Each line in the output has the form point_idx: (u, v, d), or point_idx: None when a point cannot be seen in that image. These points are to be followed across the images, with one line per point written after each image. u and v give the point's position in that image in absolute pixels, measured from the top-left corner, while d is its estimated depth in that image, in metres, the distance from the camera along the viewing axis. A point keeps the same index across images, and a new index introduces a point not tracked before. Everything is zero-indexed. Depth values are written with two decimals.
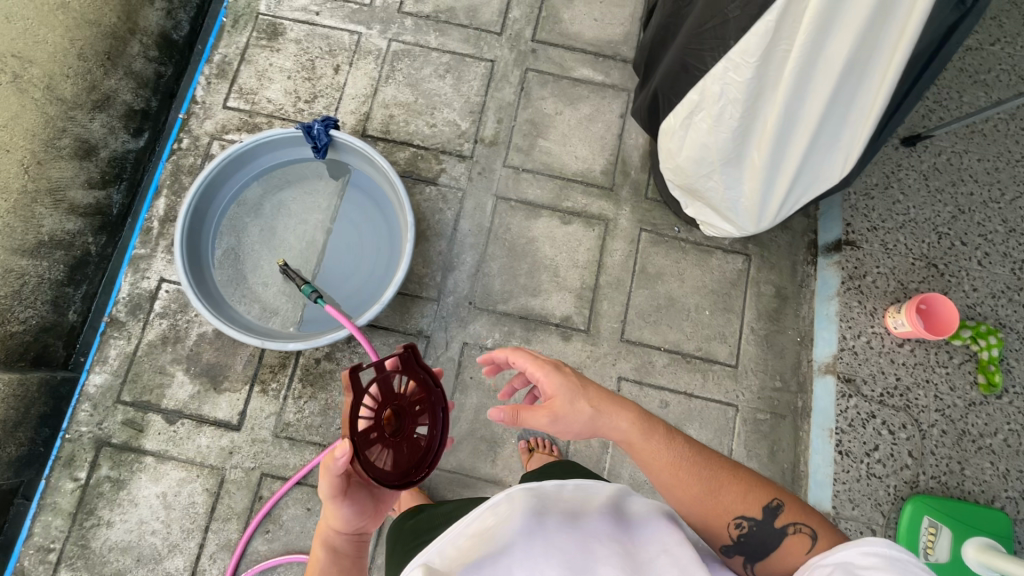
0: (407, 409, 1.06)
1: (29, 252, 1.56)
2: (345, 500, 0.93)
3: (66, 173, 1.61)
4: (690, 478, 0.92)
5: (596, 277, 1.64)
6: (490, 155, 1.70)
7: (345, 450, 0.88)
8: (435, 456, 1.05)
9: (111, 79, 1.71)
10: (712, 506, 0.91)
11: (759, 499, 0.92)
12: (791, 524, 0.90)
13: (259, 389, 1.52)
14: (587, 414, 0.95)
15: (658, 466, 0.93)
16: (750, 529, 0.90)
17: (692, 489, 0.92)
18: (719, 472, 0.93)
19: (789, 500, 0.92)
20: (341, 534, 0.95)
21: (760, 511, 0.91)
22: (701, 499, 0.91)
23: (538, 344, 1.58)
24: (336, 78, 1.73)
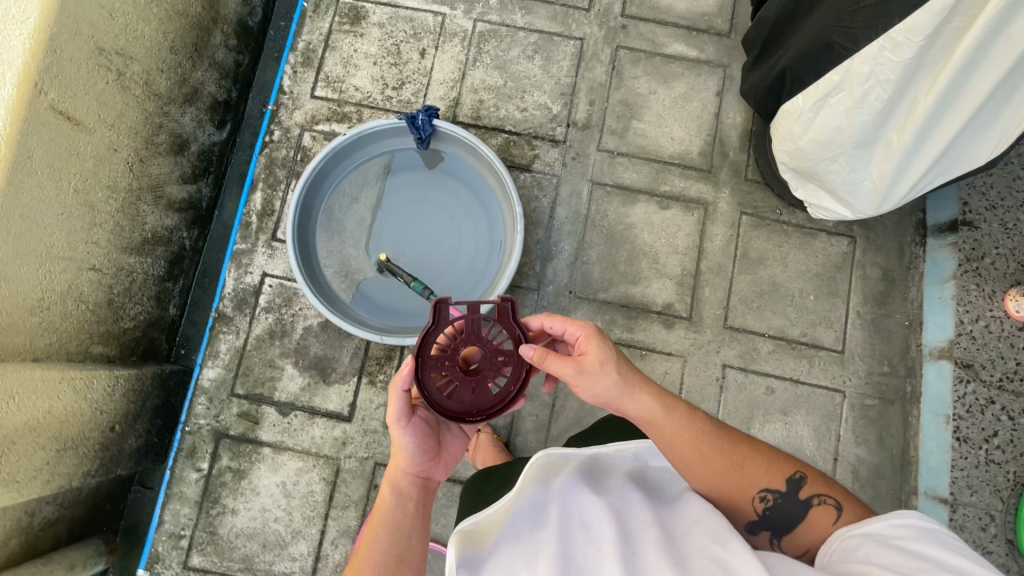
0: (487, 354, 1.09)
1: (136, 250, 1.56)
2: (410, 428, 1.01)
3: (163, 169, 1.61)
4: (713, 449, 0.94)
5: (698, 263, 1.60)
6: (584, 139, 1.66)
7: (409, 364, 1.00)
8: (500, 408, 1.09)
9: (199, 72, 1.68)
10: (734, 478, 0.93)
11: (780, 472, 0.95)
12: (815, 496, 0.93)
13: (367, 381, 1.54)
14: (610, 375, 0.96)
15: (681, 435, 0.94)
16: (775, 503, 0.94)
17: (715, 460, 0.93)
18: (742, 445, 0.96)
19: (809, 474, 0.96)
20: (405, 470, 1.00)
21: (784, 485, 0.94)
22: (727, 471, 0.93)
23: (641, 332, 1.57)
24: (423, 63, 1.69)
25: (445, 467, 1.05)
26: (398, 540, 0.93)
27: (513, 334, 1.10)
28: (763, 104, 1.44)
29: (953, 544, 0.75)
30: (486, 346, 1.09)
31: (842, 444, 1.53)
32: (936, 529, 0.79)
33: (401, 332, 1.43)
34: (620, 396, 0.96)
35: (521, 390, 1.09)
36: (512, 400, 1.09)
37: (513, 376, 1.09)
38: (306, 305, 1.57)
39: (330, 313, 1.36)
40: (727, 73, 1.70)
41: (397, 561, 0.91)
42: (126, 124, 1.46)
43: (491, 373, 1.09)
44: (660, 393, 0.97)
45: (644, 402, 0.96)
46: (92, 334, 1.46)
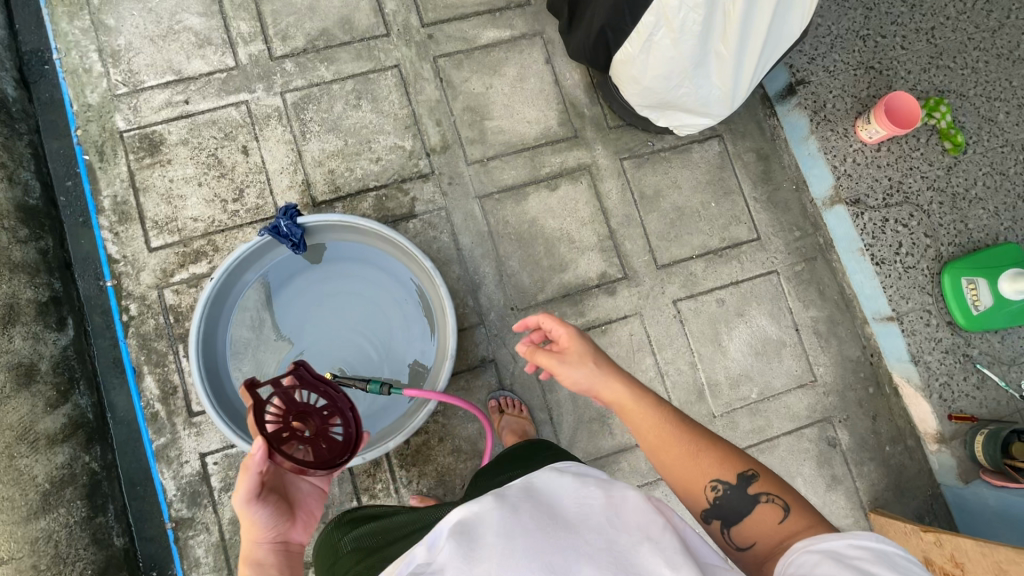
0: (314, 415, 1.09)
1: (41, 509, 1.33)
2: (263, 501, 0.93)
3: (23, 409, 1.36)
4: (670, 436, 0.92)
5: (608, 224, 1.63)
6: (449, 161, 1.60)
7: (261, 444, 0.92)
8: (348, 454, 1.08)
9: (2, 285, 1.42)
10: (686, 463, 0.91)
11: (737, 466, 0.90)
12: (763, 491, 0.88)
13: (369, 497, 1.44)
14: (584, 366, 0.98)
15: (646, 420, 0.94)
16: (725, 494, 0.89)
17: (673, 447, 0.92)
18: (706, 439, 0.93)
19: (765, 474, 0.90)
20: (264, 547, 0.92)
21: (735, 478, 0.89)
22: (685, 456, 0.91)
23: (592, 311, 1.58)
24: (251, 160, 1.53)
25: (308, 528, 0.99)
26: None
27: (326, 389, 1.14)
28: (594, 59, 1.46)
29: (911, 570, 0.67)
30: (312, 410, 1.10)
31: (797, 314, 1.66)
32: (893, 551, 0.70)
33: (378, 440, 1.31)
34: (595, 384, 0.98)
35: (359, 429, 1.11)
36: (353, 445, 1.09)
37: (344, 420, 1.11)
38: None
39: None
40: (545, 39, 1.70)
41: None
42: None
43: (326, 428, 1.09)
44: (634, 384, 0.97)
45: (619, 388, 0.97)
46: None
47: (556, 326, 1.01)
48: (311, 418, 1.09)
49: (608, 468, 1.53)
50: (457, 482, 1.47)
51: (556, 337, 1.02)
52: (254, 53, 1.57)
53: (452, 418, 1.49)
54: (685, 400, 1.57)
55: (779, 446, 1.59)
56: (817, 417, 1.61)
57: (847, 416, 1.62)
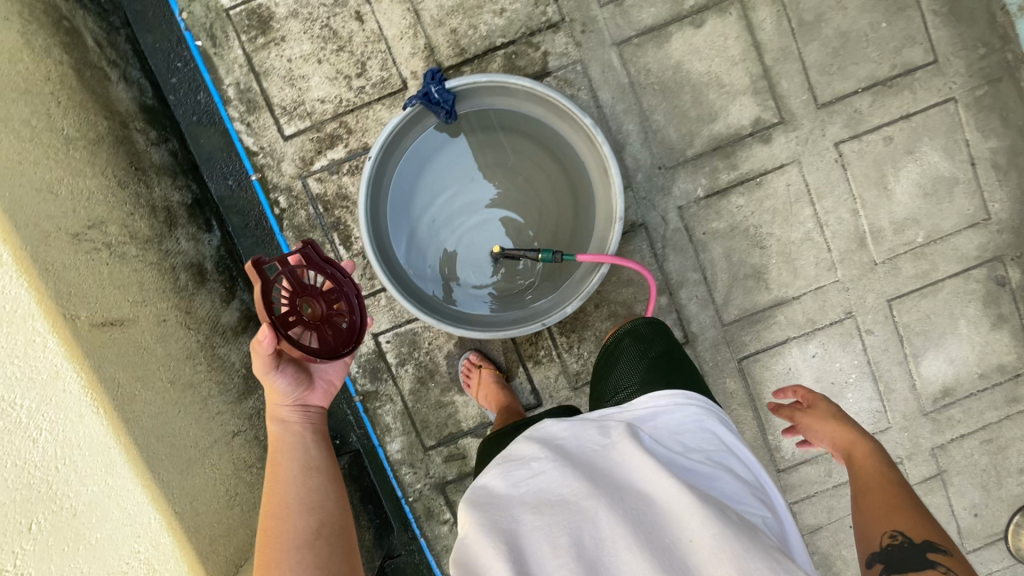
0: (321, 301, 1.05)
1: (247, 390, 1.46)
2: (284, 370, 1.02)
3: (207, 305, 1.44)
4: (891, 489, 1.00)
5: (762, 61, 1.44)
6: (580, 4, 1.41)
7: (267, 331, 0.95)
8: (353, 342, 1.07)
9: (156, 189, 1.42)
10: (884, 507, 0.97)
11: (928, 534, 0.90)
12: (940, 562, 0.87)
13: (533, 364, 1.51)
14: (846, 427, 1.15)
15: (873, 473, 1.05)
16: (900, 548, 0.90)
17: (880, 498, 0.99)
18: (916, 508, 0.95)
19: (957, 558, 0.88)
20: (287, 405, 1.05)
21: (919, 539, 0.90)
22: (885, 506, 0.97)
23: (746, 163, 1.46)
24: (367, 28, 1.40)
25: (327, 396, 1.10)
26: (299, 460, 1.02)
27: (333, 275, 1.07)
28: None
29: None
30: (320, 296, 1.05)
31: (974, 147, 1.49)
32: None
33: (550, 306, 1.33)
34: (847, 439, 1.13)
35: (363, 318, 1.08)
36: (357, 331, 1.07)
37: (348, 308, 1.07)
38: (434, 337, 1.49)
39: (485, 333, 1.25)
40: None
41: (305, 473, 1.01)
42: (149, 288, 1.26)
43: (334, 315, 1.06)
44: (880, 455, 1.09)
45: (867, 450, 1.10)
46: None
47: (832, 403, 1.21)
48: (319, 302, 1.05)
49: (765, 322, 1.52)
50: None
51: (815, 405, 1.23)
52: None
53: (607, 285, 1.48)
54: (845, 249, 1.50)
55: (943, 289, 1.53)
56: (987, 256, 1.52)
57: (1020, 254, 1.52)
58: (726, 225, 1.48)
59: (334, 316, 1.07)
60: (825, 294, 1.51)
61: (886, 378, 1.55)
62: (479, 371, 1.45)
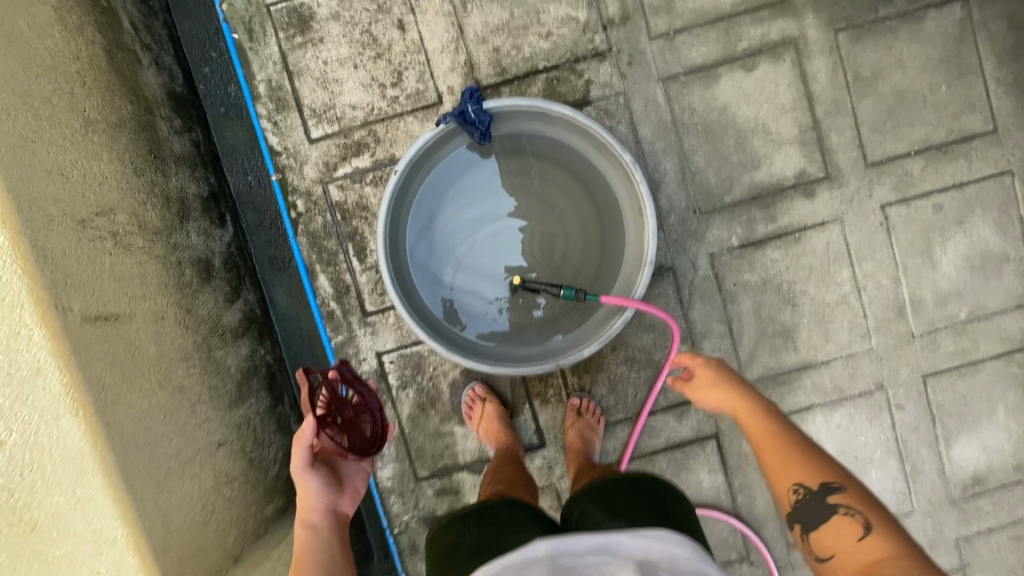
0: (351, 408, 1.14)
1: (239, 397, 1.40)
2: (315, 469, 1.09)
3: (210, 303, 1.38)
4: (777, 441, 1.01)
5: (813, 113, 1.38)
6: (630, 35, 1.36)
7: (311, 423, 1.02)
8: (377, 440, 1.15)
9: (172, 179, 1.38)
10: (780, 462, 0.98)
11: (821, 477, 0.93)
12: (840, 504, 0.90)
13: (540, 402, 1.43)
14: (725, 389, 1.13)
15: (756, 424, 1.05)
16: (807, 502, 0.93)
17: (772, 452, 1.00)
18: (802, 450, 0.97)
19: (853, 491, 0.91)
20: (318, 507, 1.09)
21: (816, 486, 0.92)
22: (781, 461, 0.97)
23: (786, 216, 1.39)
24: (408, 37, 1.36)
25: (353, 500, 1.15)
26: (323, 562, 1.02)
27: (360, 390, 1.16)
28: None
29: None
30: (349, 404, 1.15)
31: None
32: None
33: (566, 347, 1.25)
34: (727, 401, 1.12)
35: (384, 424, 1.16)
36: (379, 435, 1.16)
37: (371, 415, 1.15)
38: (439, 362, 1.42)
39: (492, 367, 1.18)
40: None
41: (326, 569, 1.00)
42: (152, 282, 1.21)
43: (360, 419, 1.15)
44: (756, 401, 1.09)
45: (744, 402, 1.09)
46: (251, 503, 1.34)
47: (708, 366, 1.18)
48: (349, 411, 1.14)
49: (790, 385, 1.43)
50: (629, 392, 1.42)
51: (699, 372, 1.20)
52: None
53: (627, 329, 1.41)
54: (882, 317, 1.42)
55: (983, 370, 1.43)
56: None
57: None
58: (758, 278, 1.41)
59: (360, 423, 1.15)
60: (856, 362, 1.42)
61: (914, 459, 1.45)
62: (483, 405, 1.38)
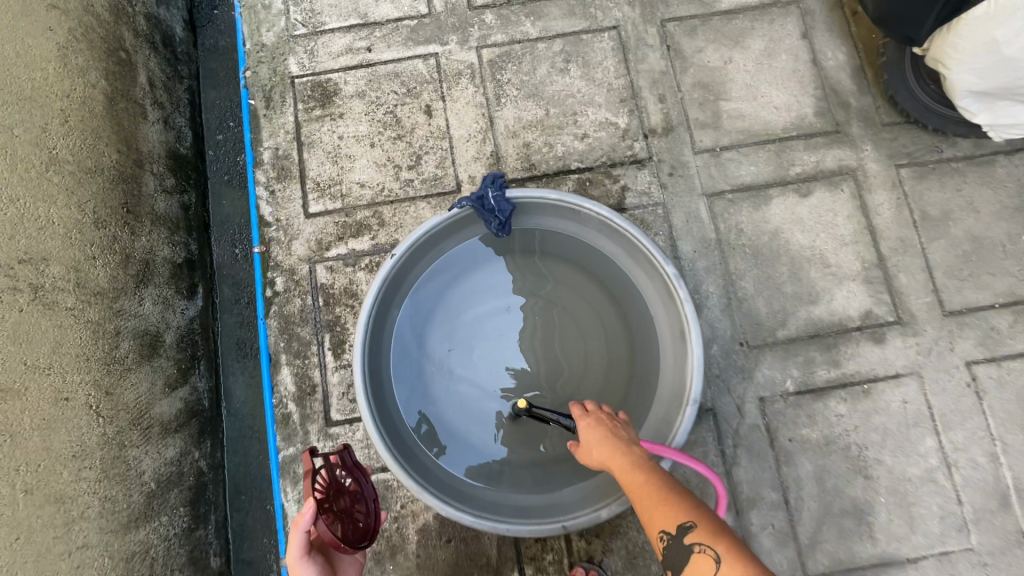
0: (345, 495, 0.79)
1: (145, 516, 1.07)
2: (313, 557, 0.79)
3: (142, 386, 1.13)
4: (642, 489, 0.78)
5: (877, 248, 1.21)
6: (672, 146, 1.26)
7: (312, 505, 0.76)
8: (366, 542, 0.77)
9: (141, 238, 1.21)
10: (646, 509, 0.77)
11: (680, 516, 0.74)
12: (698, 544, 0.71)
13: (533, 571, 1.08)
14: (602, 448, 0.84)
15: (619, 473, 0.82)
16: (675, 550, 0.72)
17: (639, 502, 0.78)
18: (665, 490, 0.77)
19: (711, 526, 0.71)
20: None
21: (677, 529, 0.73)
22: (645, 511, 0.77)
23: (851, 362, 1.16)
24: (433, 123, 1.27)
25: None
26: None
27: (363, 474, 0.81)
28: (916, 20, 1.05)
29: None
30: (346, 490, 0.80)
31: None
32: None
33: (575, 502, 0.95)
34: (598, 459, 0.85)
35: (378, 519, 0.78)
36: (370, 533, 0.77)
37: (365, 506, 0.78)
38: (409, 500, 1.10)
39: (476, 519, 0.89)
40: (803, 8, 1.33)
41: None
42: (68, 353, 0.97)
43: (353, 509, 0.79)
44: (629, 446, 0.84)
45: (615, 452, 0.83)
46: None
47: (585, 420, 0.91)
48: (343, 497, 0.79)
49: None
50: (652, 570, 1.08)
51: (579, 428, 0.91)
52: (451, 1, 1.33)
53: None
54: (981, 507, 1.10)
55: None
56: None
57: None
58: (820, 435, 1.13)
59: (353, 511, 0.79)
60: (953, 565, 1.08)
61: None
62: None
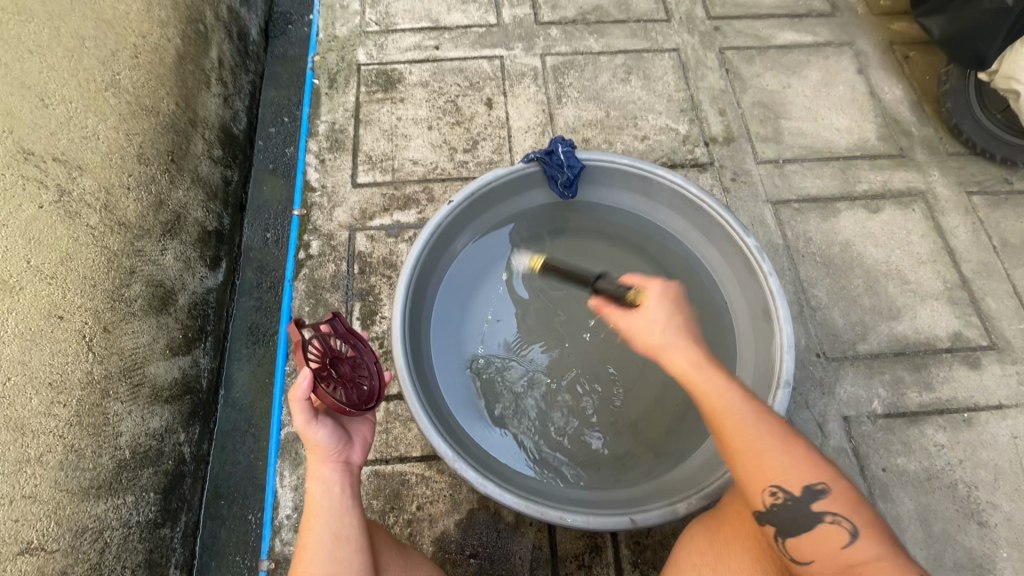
0: (345, 361, 0.74)
1: (108, 489, 0.89)
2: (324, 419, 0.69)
3: (142, 338, 0.99)
4: (740, 427, 0.62)
5: (958, 269, 1.12)
6: (734, 154, 1.23)
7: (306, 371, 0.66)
8: (373, 402, 0.72)
9: (179, 192, 1.13)
10: (743, 450, 0.62)
11: (807, 474, 0.60)
12: (829, 512, 0.59)
13: None
14: (677, 329, 0.68)
15: (707, 385, 0.64)
16: (786, 510, 0.60)
17: (731, 426, 0.62)
18: (785, 439, 0.62)
19: (841, 492, 0.60)
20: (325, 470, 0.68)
21: (802, 491, 0.59)
22: (748, 447, 0.61)
23: (945, 387, 1.02)
24: (493, 113, 1.26)
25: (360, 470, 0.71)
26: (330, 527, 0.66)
27: (359, 340, 0.75)
28: (985, 33, 1.07)
29: None
30: (345, 357, 0.75)
31: None
32: None
33: (637, 499, 0.78)
34: (663, 334, 0.68)
35: (384, 382, 0.74)
36: (377, 395, 0.72)
37: (368, 369, 0.74)
38: (428, 501, 0.91)
39: (521, 502, 0.72)
40: (856, 49, 1.38)
41: (333, 545, 0.65)
42: (75, 271, 0.87)
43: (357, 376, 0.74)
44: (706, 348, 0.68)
45: (695, 351, 0.67)
46: None
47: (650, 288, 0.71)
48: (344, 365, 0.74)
49: None
50: None
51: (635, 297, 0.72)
52: (519, 15, 1.39)
53: None
54: None
55: None
56: None
57: None
58: (919, 468, 0.96)
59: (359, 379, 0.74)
60: None
61: None
62: None
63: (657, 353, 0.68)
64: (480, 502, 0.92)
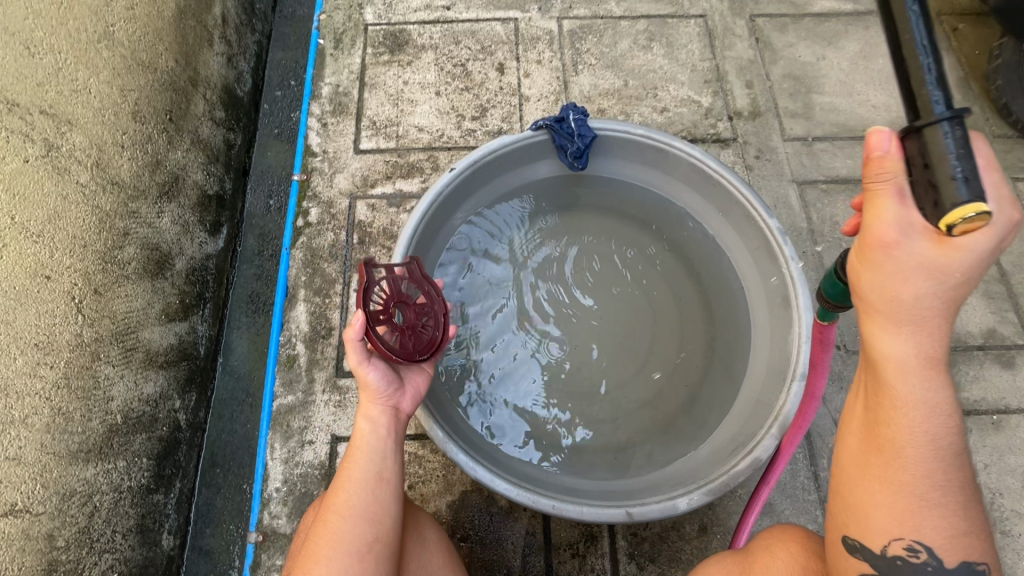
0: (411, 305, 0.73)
1: (98, 454, 0.88)
2: (376, 361, 0.67)
3: (135, 303, 0.97)
4: (921, 455, 0.48)
5: (997, 262, 1.04)
6: (760, 131, 1.15)
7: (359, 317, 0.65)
8: (427, 356, 0.70)
9: (177, 153, 1.10)
10: (910, 480, 0.48)
11: (967, 548, 0.48)
12: None
13: None
14: (938, 312, 0.47)
15: (909, 388, 0.48)
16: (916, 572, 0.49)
17: (909, 449, 0.48)
18: (963, 500, 0.48)
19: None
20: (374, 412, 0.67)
21: (956, 564, 0.48)
22: (907, 481, 0.49)
23: (974, 386, 0.95)
24: (504, 80, 1.19)
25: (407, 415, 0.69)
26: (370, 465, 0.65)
27: (432, 288, 0.75)
28: None
29: None
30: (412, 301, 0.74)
31: None
32: None
33: (637, 492, 0.74)
34: (915, 303, 0.47)
35: (446, 335, 0.72)
36: (434, 348, 0.71)
37: (433, 319, 0.72)
38: (420, 480, 0.89)
39: (514, 490, 0.69)
40: None
41: (373, 484, 0.64)
42: (64, 230, 0.85)
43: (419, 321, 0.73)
44: (944, 333, 0.48)
45: (923, 333, 0.48)
46: None
47: (917, 213, 0.46)
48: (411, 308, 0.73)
49: None
50: None
51: (920, 236, 0.45)
52: None
53: (727, 502, 0.87)
54: None
55: None
56: None
57: None
58: None
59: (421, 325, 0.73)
60: None
61: None
62: None
63: (865, 306, 0.50)
64: (474, 484, 0.89)
